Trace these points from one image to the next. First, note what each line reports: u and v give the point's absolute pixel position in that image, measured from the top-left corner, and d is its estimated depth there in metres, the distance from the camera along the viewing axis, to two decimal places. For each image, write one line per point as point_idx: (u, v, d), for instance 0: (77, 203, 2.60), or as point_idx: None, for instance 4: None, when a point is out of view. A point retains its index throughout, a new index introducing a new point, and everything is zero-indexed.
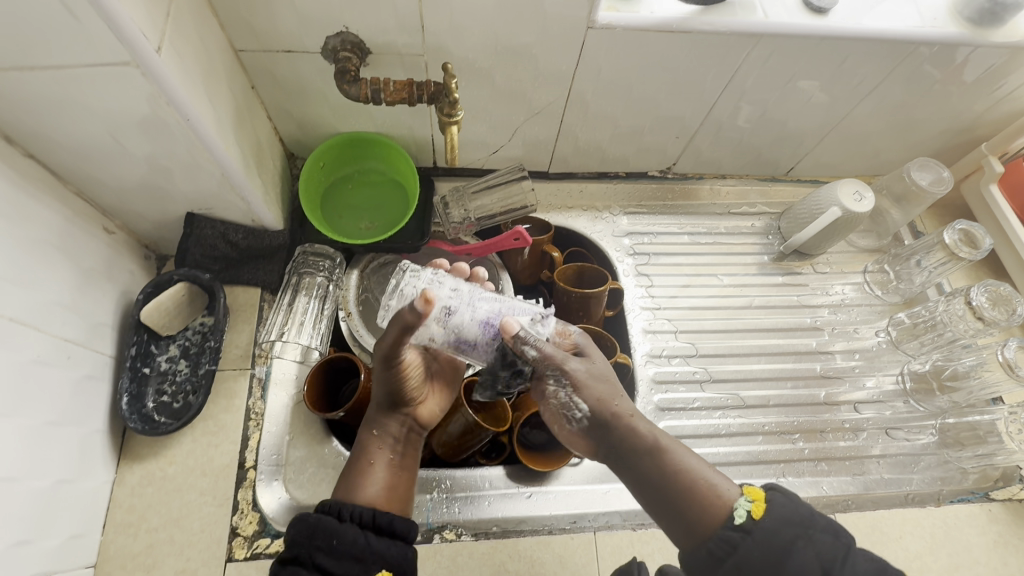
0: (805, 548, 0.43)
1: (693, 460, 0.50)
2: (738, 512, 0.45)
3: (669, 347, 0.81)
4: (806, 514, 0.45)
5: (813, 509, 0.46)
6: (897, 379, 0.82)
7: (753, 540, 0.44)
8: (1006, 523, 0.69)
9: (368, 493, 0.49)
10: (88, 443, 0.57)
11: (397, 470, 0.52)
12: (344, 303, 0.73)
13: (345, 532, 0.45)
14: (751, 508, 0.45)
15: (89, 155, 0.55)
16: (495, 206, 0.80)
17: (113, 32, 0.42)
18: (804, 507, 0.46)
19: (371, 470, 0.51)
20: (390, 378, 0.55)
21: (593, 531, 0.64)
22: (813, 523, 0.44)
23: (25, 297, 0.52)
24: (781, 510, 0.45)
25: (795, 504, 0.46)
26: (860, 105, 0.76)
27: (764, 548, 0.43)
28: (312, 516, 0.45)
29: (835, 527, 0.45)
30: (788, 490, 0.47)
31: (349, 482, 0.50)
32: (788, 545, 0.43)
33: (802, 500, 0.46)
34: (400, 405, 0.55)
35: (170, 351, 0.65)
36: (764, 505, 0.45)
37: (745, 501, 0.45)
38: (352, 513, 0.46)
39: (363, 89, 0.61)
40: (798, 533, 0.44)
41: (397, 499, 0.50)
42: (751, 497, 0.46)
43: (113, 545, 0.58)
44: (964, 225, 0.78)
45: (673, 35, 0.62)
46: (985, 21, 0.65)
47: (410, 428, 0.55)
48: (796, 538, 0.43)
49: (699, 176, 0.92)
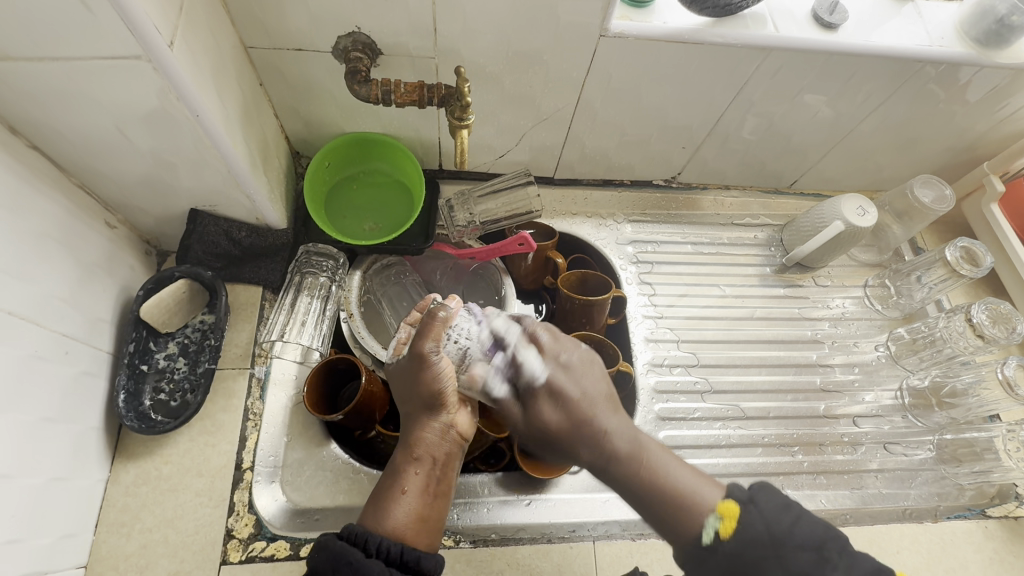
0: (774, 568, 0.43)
1: (679, 465, 0.51)
2: (706, 531, 0.46)
3: (671, 356, 0.81)
4: (780, 531, 0.44)
5: (792, 523, 0.44)
6: (896, 394, 0.82)
7: (717, 557, 0.46)
8: (1002, 540, 0.69)
9: (394, 523, 0.48)
10: (82, 440, 0.56)
11: (430, 497, 0.51)
12: (346, 304, 0.71)
13: (371, 566, 0.43)
14: (719, 526, 0.46)
15: (93, 148, 0.54)
16: (500, 210, 0.79)
17: (126, 25, 0.41)
18: (781, 520, 0.44)
19: (402, 497, 0.49)
20: (424, 403, 0.53)
21: (592, 540, 0.63)
22: (786, 539, 0.43)
23: (24, 290, 0.51)
24: (749, 528, 0.45)
25: (767, 519, 0.45)
26: (864, 122, 0.76)
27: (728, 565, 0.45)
28: (336, 544, 0.44)
29: (815, 538, 0.44)
30: (768, 501, 0.46)
31: (378, 508, 0.49)
32: (754, 564, 0.43)
33: (783, 508, 0.45)
34: (436, 426, 0.53)
35: (169, 349, 0.65)
36: (734, 525, 0.45)
37: (714, 521, 0.46)
38: (378, 547, 0.45)
39: (374, 90, 0.61)
40: (769, 552, 0.43)
41: (427, 530, 0.49)
42: (722, 515, 0.46)
43: (104, 546, 0.57)
44: (966, 243, 0.78)
45: (684, 45, 0.62)
46: (991, 42, 0.66)
47: (446, 446, 0.53)
48: (764, 558, 0.43)
49: (703, 186, 0.92)
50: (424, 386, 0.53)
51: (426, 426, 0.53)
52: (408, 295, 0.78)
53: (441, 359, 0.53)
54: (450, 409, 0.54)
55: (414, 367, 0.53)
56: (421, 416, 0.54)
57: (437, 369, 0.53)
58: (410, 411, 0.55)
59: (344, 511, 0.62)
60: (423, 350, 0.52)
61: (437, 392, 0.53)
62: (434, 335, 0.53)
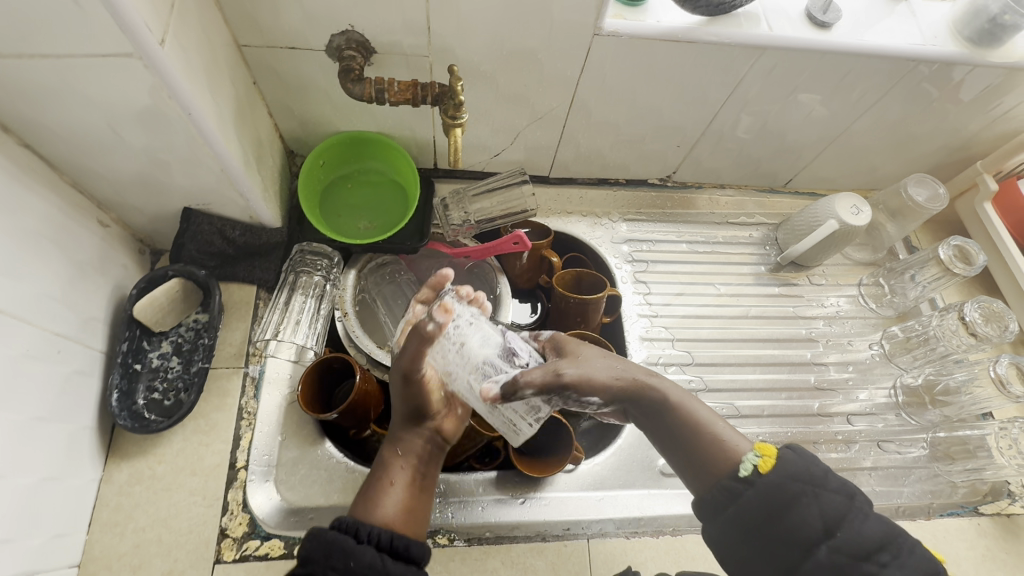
0: (811, 502, 0.46)
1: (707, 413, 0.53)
2: (744, 464, 0.48)
3: (666, 354, 0.81)
4: (818, 473, 0.47)
5: (826, 471, 0.47)
6: (890, 392, 0.82)
7: (754, 491, 0.47)
8: (994, 537, 0.70)
9: (382, 512, 0.48)
10: (75, 439, 0.56)
11: (417, 491, 0.51)
12: (340, 303, 0.72)
13: (363, 553, 0.43)
14: (758, 463, 0.48)
15: (84, 146, 0.54)
16: (495, 209, 0.79)
17: (117, 22, 0.41)
18: (818, 467, 0.47)
19: (390, 490, 0.50)
20: (411, 404, 0.54)
21: (586, 538, 0.64)
22: (824, 481, 0.46)
23: (17, 288, 0.51)
24: (789, 465, 0.47)
25: (805, 461, 0.48)
26: (858, 121, 0.77)
27: (764, 496, 0.46)
28: (327, 533, 0.44)
29: (846, 487, 0.47)
30: (803, 449, 0.49)
31: (366, 501, 0.49)
32: (795, 496, 0.46)
33: (815, 458, 0.48)
34: (423, 423, 0.55)
35: (163, 348, 0.64)
36: (774, 462, 0.47)
37: (753, 456, 0.48)
38: (369, 534, 0.45)
39: (368, 89, 0.61)
40: (807, 488, 0.46)
41: (414, 522, 0.49)
42: (760, 452, 0.48)
43: (97, 545, 0.57)
44: (959, 242, 0.79)
45: (679, 44, 0.62)
46: (984, 41, 0.66)
47: (432, 444, 0.54)
48: (802, 493, 0.46)
49: (698, 185, 0.92)
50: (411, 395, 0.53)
51: (415, 424, 0.54)
52: (403, 293, 0.78)
53: (427, 372, 0.53)
54: (438, 411, 0.55)
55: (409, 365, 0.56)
56: (409, 413, 0.55)
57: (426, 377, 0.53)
58: (399, 411, 0.55)
59: (337, 510, 0.62)
60: (410, 365, 0.52)
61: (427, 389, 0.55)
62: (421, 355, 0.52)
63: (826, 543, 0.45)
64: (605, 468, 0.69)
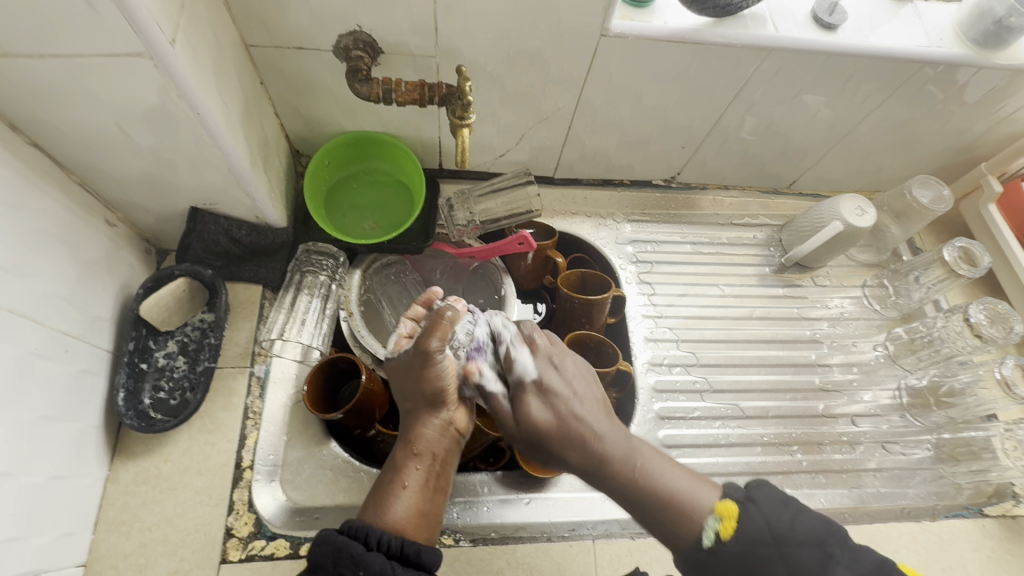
0: (779, 566, 0.46)
1: (673, 470, 0.52)
2: (706, 532, 0.48)
3: (670, 355, 0.81)
4: (781, 529, 0.47)
5: (792, 520, 0.47)
6: (894, 393, 0.82)
7: (723, 559, 0.47)
8: (999, 539, 0.70)
9: (396, 518, 0.48)
10: (81, 438, 0.56)
11: (430, 492, 0.51)
12: (345, 303, 0.71)
13: (372, 561, 0.43)
14: (719, 526, 0.48)
15: (92, 145, 0.54)
16: (500, 210, 0.79)
17: (128, 22, 0.41)
18: (784, 520, 0.47)
19: (403, 492, 0.50)
20: (426, 397, 0.54)
21: (592, 539, 0.63)
22: (788, 537, 0.46)
23: (25, 288, 0.51)
24: (749, 528, 0.47)
25: (767, 517, 0.47)
26: (863, 122, 0.77)
27: (733, 564, 0.47)
28: (337, 538, 0.44)
29: (814, 535, 0.46)
30: (767, 499, 0.48)
31: (379, 504, 0.49)
32: (762, 562, 0.46)
33: (783, 506, 0.48)
34: (436, 423, 0.54)
35: (168, 347, 0.64)
36: (735, 525, 0.48)
37: (714, 521, 0.48)
38: (379, 540, 0.45)
39: (374, 89, 0.61)
40: (772, 550, 0.46)
41: (427, 524, 0.49)
42: (721, 515, 0.48)
43: (104, 544, 0.57)
44: (964, 243, 0.79)
45: (684, 45, 0.62)
46: (990, 43, 0.66)
47: (446, 442, 0.54)
48: (769, 556, 0.46)
49: (702, 187, 0.92)
50: (427, 384, 0.53)
51: (427, 422, 0.54)
52: (408, 293, 0.79)
53: (444, 358, 0.54)
54: (451, 407, 0.55)
55: (418, 363, 0.54)
56: (421, 412, 0.54)
57: (441, 367, 0.53)
58: (412, 406, 0.55)
59: (343, 509, 0.62)
60: (431, 347, 0.53)
61: (439, 389, 0.53)
62: (440, 335, 0.53)
63: None
64: None
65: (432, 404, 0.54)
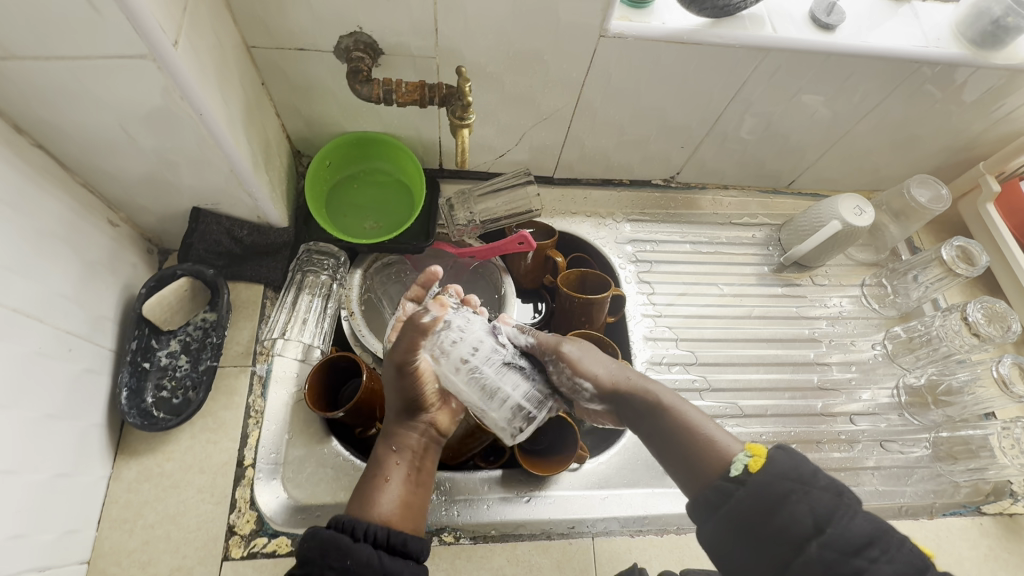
0: (801, 502, 0.43)
1: (702, 421, 0.53)
2: (735, 465, 0.46)
3: (670, 354, 0.81)
4: (807, 471, 0.44)
5: (817, 468, 0.45)
6: (892, 392, 0.83)
7: (744, 492, 0.44)
8: (997, 537, 0.70)
9: (382, 511, 0.48)
10: (86, 436, 0.57)
11: (414, 486, 0.52)
12: (346, 303, 0.73)
13: (360, 551, 0.44)
14: (749, 463, 0.46)
15: (95, 147, 0.55)
16: (500, 209, 0.79)
17: (131, 25, 0.41)
18: (808, 464, 0.45)
19: (386, 485, 0.50)
20: (405, 397, 0.54)
21: (592, 536, 0.64)
22: (814, 480, 0.44)
23: (29, 288, 0.51)
24: (778, 464, 0.44)
25: (795, 459, 0.45)
26: (860, 122, 0.77)
27: (757, 497, 0.44)
28: (325, 531, 0.45)
29: (839, 486, 0.44)
30: (793, 446, 0.46)
31: (363, 497, 0.49)
32: (783, 496, 0.43)
33: (808, 455, 0.46)
34: (415, 422, 0.55)
35: (171, 346, 0.65)
36: (763, 461, 0.45)
37: (743, 457, 0.46)
38: (366, 531, 0.46)
39: (375, 90, 0.62)
40: (795, 487, 0.43)
41: (411, 516, 0.50)
42: (751, 452, 0.46)
43: (107, 542, 0.57)
44: (962, 242, 0.79)
45: (683, 46, 0.62)
46: (987, 44, 0.67)
47: (427, 439, 0.55)
48: (792, 491, 0.43)
49: (702, 186, 0.93)
50: (404, 386, 0.54)
51: (406, 421, 0.55)
52: (408, 292, 0.79)
53: (422, 362, 0.54)
54: (429, 407, 0.56)
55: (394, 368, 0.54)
56: (399, 413, 0.55)
57: (418, 369, 0.54)
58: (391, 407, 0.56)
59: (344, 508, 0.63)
60: (404, 354, 0.53)
61: (416, 390, 0.54)
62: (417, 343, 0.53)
63: (817, 541, 0.41)
64: (610, 467, 0.70)
65: (411, 404, 0.55)
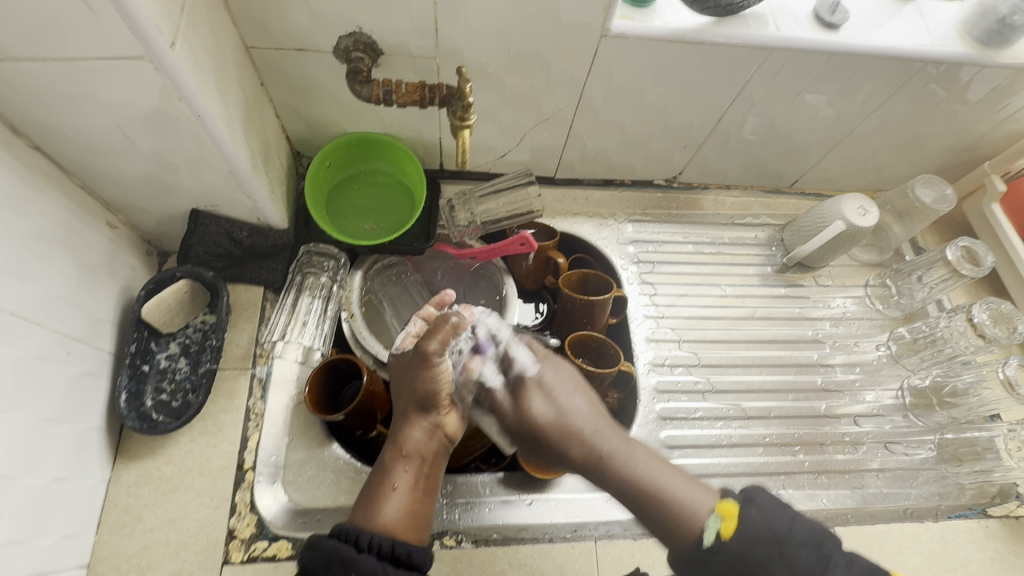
0: (779, 566, 0.44)
1: (671, 473, 0.52)
2: (706, 532, 0.46)
3: (672, 356, 0.81)
4: (781, 529, 0.45)
5: (790, 521, 0.46)
6: (897, 394, 0.82)
7: (721, 560, 0.45)
8: (1003, 540, 0.69)
9: (386, 521, 0.48)
10: (84, 440, 0.56)
11: (419, 494, 0.51)
12: (346, 303, 0.71)
13: (363, 562, 0.43)
14: (720, 527, 0.46)
15: (94, 148, 0.54)
16: (500, 210, 0.79)
17: (128, 26, 0.41)
18: (782, 521, 0.46)
19: (392, 494, 0.50)
20: (420, 399, 0.54)
21: (594, 540, 0.63)
22: (788, 538, 0.45)
23: (26, 291, 0.51)
24: (753, 525, 0.45)
25: (768, 517, 0.45)
26: (864, 122, 0.77)
27: (733, 565, 0.45)
28: (328, 543, 0.45)
29: (816, 537, 0.45)
30: (765, 499, 0.47)
31: (369, 505, 0.49)
32: (760, 562, 0.44)
33: (781, 508, 0.46)
34: (425, 426, 0.54)
35: (170, 349, 0.64)
36: (735, 523, 0.46)
37: (715, 521, 0.47)
38: (370, 543, 0.45)
39: (375, 90, 0.62)
40: (773, 550, 0.44)
41: (416, 525, 0.49)
42: (722, 515, 0.47)
43: (106, 546, 0.57)
44: (967, 242, 0.78)
45: (685, 45, 0.62)
46: (993, 42, 0.66)
47: (435, 444, 0.54)
48: (769, 557, 0.44)
49: (704, 186, 0.92)
50: (421, 387, 0.54)
51: (417, 424, 0.54)
52: (409, 294, 0.78)
53: (443, 362, 0.54)
54: (441, 410, 0.55)
55: (416, 365, 0.54)
56: (412, 415, 0.54)
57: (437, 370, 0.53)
58: (404, 406, 0.55)
59: (344, 511, 0.62)
60: (428, 351, 0.53)
61: (432, 392, 0.53)
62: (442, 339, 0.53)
63: None
64: None
65: (424, 405, 0.54)
